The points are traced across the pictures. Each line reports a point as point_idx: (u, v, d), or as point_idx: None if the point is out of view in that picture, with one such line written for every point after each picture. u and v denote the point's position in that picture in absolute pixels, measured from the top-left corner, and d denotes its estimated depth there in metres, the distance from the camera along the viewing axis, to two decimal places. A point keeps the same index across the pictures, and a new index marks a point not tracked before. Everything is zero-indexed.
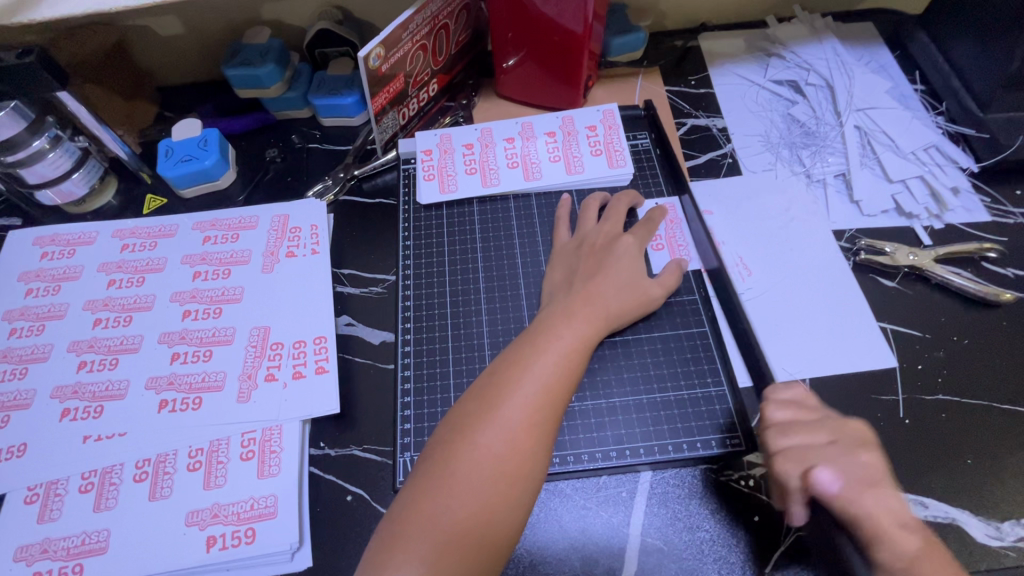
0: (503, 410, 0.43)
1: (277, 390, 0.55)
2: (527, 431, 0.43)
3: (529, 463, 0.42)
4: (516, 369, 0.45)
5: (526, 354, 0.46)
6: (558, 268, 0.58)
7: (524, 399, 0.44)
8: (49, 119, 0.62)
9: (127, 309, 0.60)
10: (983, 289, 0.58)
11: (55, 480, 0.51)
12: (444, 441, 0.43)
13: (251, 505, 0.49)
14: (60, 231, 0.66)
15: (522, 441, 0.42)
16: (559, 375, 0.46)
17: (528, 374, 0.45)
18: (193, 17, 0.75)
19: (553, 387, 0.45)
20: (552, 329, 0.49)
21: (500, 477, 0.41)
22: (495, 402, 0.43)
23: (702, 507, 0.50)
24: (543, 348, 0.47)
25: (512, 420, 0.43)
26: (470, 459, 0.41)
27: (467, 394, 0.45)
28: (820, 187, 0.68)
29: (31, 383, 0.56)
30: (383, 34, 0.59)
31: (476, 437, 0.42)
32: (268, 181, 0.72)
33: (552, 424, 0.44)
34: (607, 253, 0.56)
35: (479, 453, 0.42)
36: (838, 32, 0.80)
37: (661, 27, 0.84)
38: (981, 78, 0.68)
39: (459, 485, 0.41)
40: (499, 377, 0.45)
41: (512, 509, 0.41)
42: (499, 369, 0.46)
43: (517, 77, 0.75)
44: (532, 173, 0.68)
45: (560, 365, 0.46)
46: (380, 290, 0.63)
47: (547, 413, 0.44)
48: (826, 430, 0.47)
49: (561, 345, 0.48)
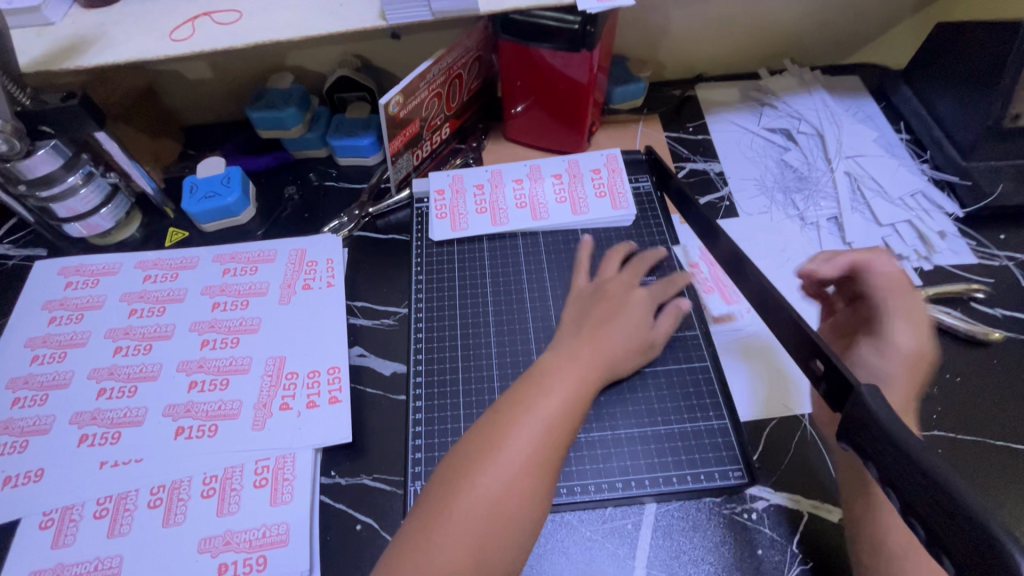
0: (501, 457, 0.43)
1: (291, 418, 0.56)
2: (524, 478, 0.43)
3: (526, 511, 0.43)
4: (515, 413, 0.46)
5: (527, 399, 0.47)
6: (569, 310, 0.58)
7: (522, 444, 0.44)
8: (84, 156, 0.65)
9: (147, 337, 0.62)
10: (973, 328, 0.61)
11: (71, 505, 0.52)
12: (439, 488, 0.43)
13: (263, 532, 0.50)
14: (85, 261, 0.69)
15: (519, 487, 0.43)
16: (559, 420, 0.46)
17: (527, 417, 0.46)
18: (221, 63, 0.80)
19: (555, 433, 0.45)
20: (551, 371, 0.49)
21: (495, 526, 0.42)
22: (493, 449, 0.44)
23: (707, 539, 0.51)
24: (545, 391, 0.48)
25: (509, 467, 0.43)
26: (466, 507, 0.42)
27: (465, 439, 0.46)
28: (814, 229, 0.71)
29: (51, 409, 0.57)
30: (402, 84, 0.63)
31: (475, 485, 0.42)
32: (286, 217, 0.75)
33: (551, 469, 0.45)
34: (620, 304, 0.57)
35: (476, 501, 0.42)
36: (827, 84, 0.85)
37: (661, 77, 0.89)
38: (963, 128, 0.72)
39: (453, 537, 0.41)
40: (496, 424, 0.45)
41: (509, 558, 0.42)
42: (501, 411, 0.46)
43: (525, 122, 0.79)
44: (540, 213, 0.71)
45: (562, 408, 0.47)
46: (392, 322, 0.66)
47: (546, 459, 0.44)
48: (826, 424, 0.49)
49: (561, 390, 0.48)
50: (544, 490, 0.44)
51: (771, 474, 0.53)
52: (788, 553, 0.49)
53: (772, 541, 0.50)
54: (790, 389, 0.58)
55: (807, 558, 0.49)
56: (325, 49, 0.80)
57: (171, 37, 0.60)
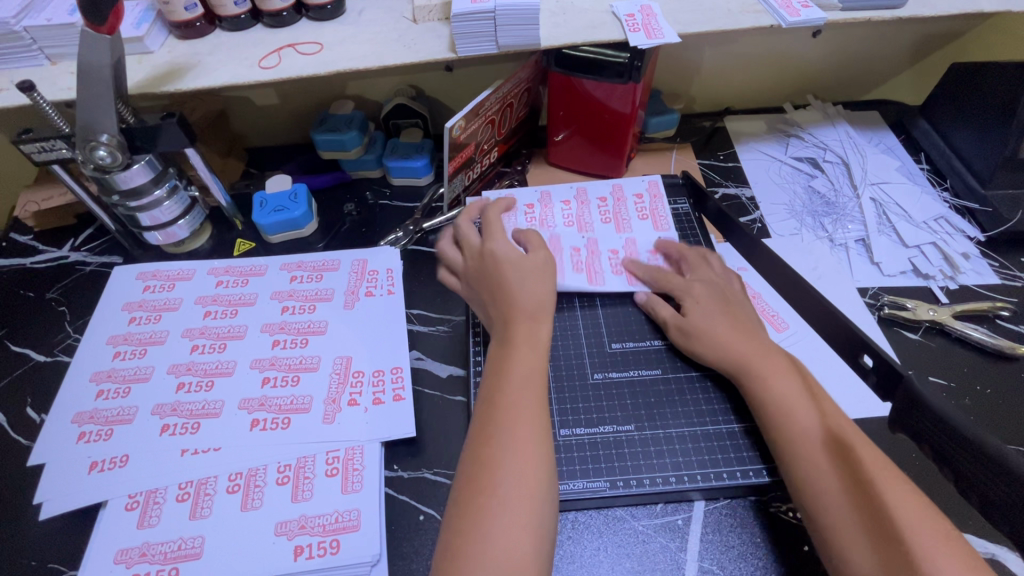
0: (496, 496, 0.45)
1: (359, 413, 0.60)
2: (524, 513, 0.44)
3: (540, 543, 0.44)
4: (491, 446, 0.48)
5: (497, 428, 0.49)
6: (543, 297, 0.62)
7: (512, 477, 0.46)
8: (170, 171, 0.71)
9: (222, 337, 0.66)
10: (1000, 342, 0.64)
11: (154, 489, 0.55)
12: (451, 532, 0.44)
13: (335, 518, 0.53)
14: (161, 268, 0.74)
15: (526, 523, 0.44)
16: (535, 441, 0.48)
17: (506, 449, 0.47)
18: (289, 90, 0.86)
19: (534, 459, 0.47)
20: (510, 394, 0.51)
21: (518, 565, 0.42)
22: (484, 491, 0.45)
23: (754, 535, 0.53)
24: (512, 413, 0.50)
25: (506, 503, 0.45)
26: (480, 551, 0.42)
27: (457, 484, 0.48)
28: (843, 250, 0.75)
29: (134, 401, 0.61)
30: (465, 110, 0.69)
31: (480, 532, 0.43)
32: (345, 231, 0.80)
33: (548, 493, 0.46)
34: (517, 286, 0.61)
35: (487, 543, 0.43)
36: (849, 118, 0.91)
37: (691, 110, 0.96)
38: (981, 158, 0.77)
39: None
40: (478, 464, 0.47)
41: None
42: (478, 446, 0.48)
43: (566, 149, 0.85)
44: (595, 278, 0.69)
45: (531, 433, 0.49)
46: (447, 328, 0.70)
47: (539, 487, 0.46)
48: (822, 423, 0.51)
49: (528, 413, 0.50)
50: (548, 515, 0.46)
51: None
52: None
53: None
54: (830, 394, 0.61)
55: None
56: (384, 79, 0.87)
57: (261, 65, 0.66)
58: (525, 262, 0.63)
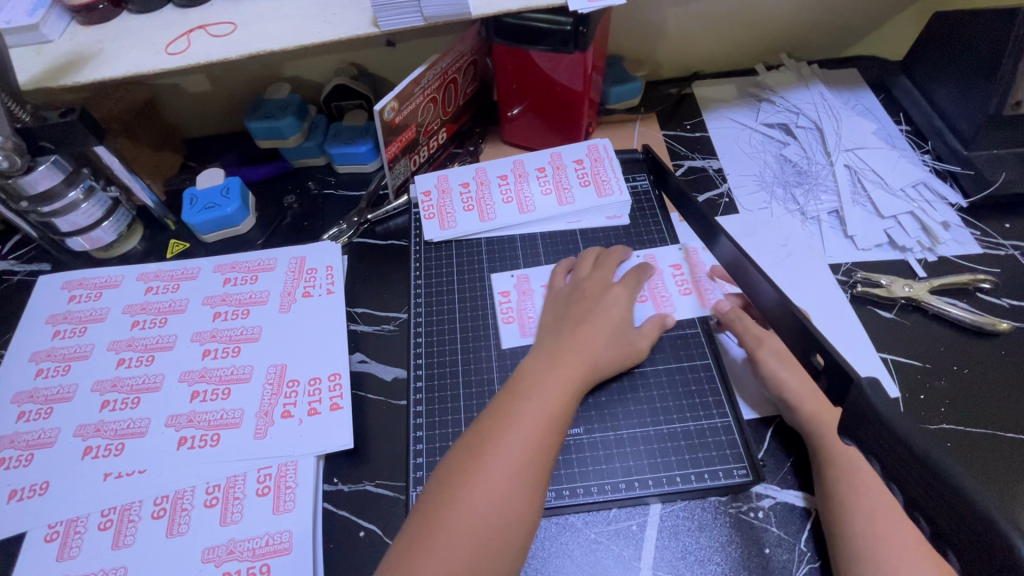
0: (491, 465, 0.43)
1: (293, 426, 0.56)
2: (515, 489, 0.42)
3: (520, 524, 0.42)
4: (502, 422, 0.45)
5: (512, 404, 0.47)
6: (549, 310, 0.60)
7: (511, 452, 0.43)
8: (85, 171, 0.65)
9: (150, 349, 0.62)
10: (980, 319, 0.60)
11: (75, 517, 0.52)
12: (431, 497, 0.42)
13: (266, 541, 0.50)
14: (88, 275, 0.69)
15: (511, 499, 0.42)
16: (548, 423, 0.46)
17: (515, 426, 0.45)
18: (219, 76, 0.80)
19: (541, 438, 0.45)
20: (536, 378, 0.50)
21: (488, 540, 0.40)
22: (479, 458, 0.43)
23: (713, 539, 0.50)
24: (528, 395, 0.48)
25: (499, 478, 0.42)
26: (458, 519, 0.40)
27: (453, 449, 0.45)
28: (815, 224, 0.70)
29: (56, 422, 0.58)
30: (397, 89, 0.64)
31: (464, 498, 0.41)
32: (286, 226, 0.75)
33: (542, 475, 0.44)
34: (597, 299, 0.58)
35: (467, 509, 0.41)
36: (825, 78, 0.85)
37: (657, 76, 0.89)
38: (964, 117, 0.71)
39: (443, 553, 0.39)
40: (482, 433, 0.45)
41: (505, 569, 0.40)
42: (486, 420, 0.46)
43: (521, 125, 0.79)
44: (528, 328, 0.62)
45: (546, 416, 0.47)
46: (392, 327, 0.65)
47: (535, 468, 0.44)
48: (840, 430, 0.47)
49: (547, 394, 0.48)
50: (536, 497, 0.43)
51: (776, 471, 0.53)
52: (797, 551, 0.49)
53: (780, 539, 0.49)
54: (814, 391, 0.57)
55: (816, 557, 0.48)
56: (321, 58, 0.81)
57: (167, 50, 0.60)
58: (614, 295, 0.59)
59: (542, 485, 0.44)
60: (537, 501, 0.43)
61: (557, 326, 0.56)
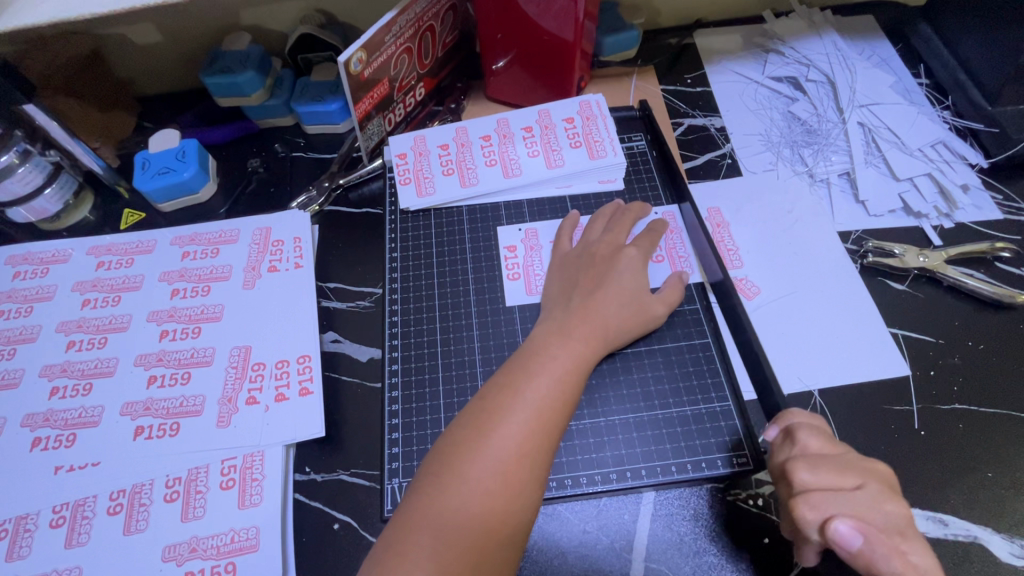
0: (494, 439, 0.41)
1: (258, 413, 0.52)
2: (518, 464, 0.41)
3: (524, 498, 0.40)
4: (507, 397, 0.44)
5: (520, 378, 0.45)
6: (557, 278, 0.55)
7: (516, 427, 0.42)
8: (18, 133, 0.59)
9: (102, 329, 0.57)
10: (999, 291, 0.55)
11: (24, 514, 0.48)
12: (433, 468, 0.41)
13: (231, 538, 0.47)
14: (33, 249, 0.63)
15: (514, 475, 0.41)
16: (557, 397, 0.44)
17: (520, 400, 0.43)
18: (170, 24, 0.72)
19: (547, 412, 0.43)
20: (545, 350, 0.47)
21: (490, 515, 0.39)
22: (483, 432, 0.42)
23: (709, 529, 0.47)
24: (536, 370, 0.46)
25: (504, 453, 0.41)
26: (459, 493, 0.40)
27: (458, 419, 0.44)
28: (824, 187, 0.65)
29: (1, 412, 0.53)
30: (365, 38, 0.57)
31: (466, 471, 0.40)
32: (250, 193, 0.69)
33: (547, 448, 0.43)
34: (610, 266, 0.53)
35: (468, 482, 0.40)
36: (838, 26, 0.78)
37: (656, 25, 0.81)
38: (990, 69, 0.65)
39: (444, 524, 0.39)
40: (486, 407, 0.43)
41: (507, 545, 0.39)
42: (490, 394, 0.44)
43: (506, 80, 0.72)
44: (534, 287, 0.58)
45: (555, 389, 0.45)
46: (368, 304, 0.60)
47: (540, 442, 0.42)
48: (855, 473, 0.41)
49: (558, 366, 0.46)
50: (542, 472, 0.42)
51: None
52: None
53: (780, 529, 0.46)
54: (838, 364, 0.54)
55: None
56: (283, 5, 0.73)
57: None
58: (628, 259, 0.54)
59: (548, 459, 0.42)
60: (542, 475, 0.42)
61: (566, 296, 0.52)
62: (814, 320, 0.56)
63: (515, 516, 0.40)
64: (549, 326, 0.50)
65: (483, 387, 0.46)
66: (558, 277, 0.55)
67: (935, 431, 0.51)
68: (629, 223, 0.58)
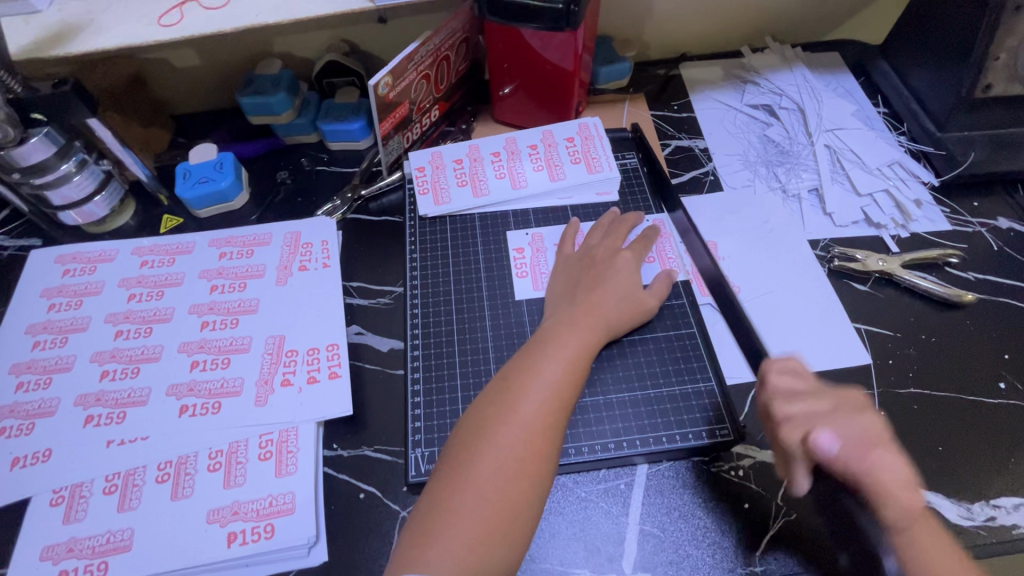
0: (520, 412, 0.48)
1: (292, 394, 0.58)
2: (541, 432, 0.47)
3: (546, 461, 0.47)
4: (527, 376, 0.50)
5: (538, 360, 0.51)
6: (559, 279, 0.62)
7: (538, 402, 0.48)
8: (76, 144, 0.66)
9: (147, 320, 0.63)
10: (947, 291, 0.63)
11: (80, 482, 0.53)
12: (466, 437, 0.47)
13: (270, 502, 0.52)
14: (81, 249, 0.69)
15: (538, 441, 0.47)
16: (570, 375, 0.51)
17: (539, 379, 0.50)
18: (209, 50, 0.80)
19: (563, 389, 0.50)
20: (559, 335, 0.54)
21: (519, 475, 0.45)
22: (510, 406, 0.48)
23: (696, 496, 0.53)
24: (550, 353, 0.52)
25: (529, 423, 0.47)
26: (492, 458, 0.45)
27: (484, 396, 0.50)
28: (795, 202, 0.73)
29: (55, 392, 0.58)
30: (391, 65, 0.65)
31: (498, 439, 0.46)
32: (279, 202, 0.76)
33: (564, 420, 0.49)
34: (604, 265, 0.61)
35: (500, 449, 0.46)
36: (808, 60, 0.87)
37: (645, 57, 0.91)
38: (937, 100, 0.74)
39: (482, 484, 0.44)
40: (510, 387, 0.50)
41: (534, 501, 0.45)
42: (512, 373, 0.51)
43: (512, 104, 0.80)
44: (539, 283, 0.65)
45: (567, 368, 0.51)
46: (388, 300, 0.67)
47: (559, 413, 0.49)
48: (829, 398, 0.49)
49: (567, 350, 0.53)
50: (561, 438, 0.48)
51: (757, 432, 0.56)
52: (773, 506, 0.52)
53: (758, 496, 0.53)
54: (808, 354, 0.61)
55: (790, 511, 0.52)
56: (312, 35, 0.81)
57: (159, 22, 0.60)
58: (621, 260, 0.61)
59: (564, 428, 0.49)
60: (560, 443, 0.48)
61: (570, 292, 0.59)
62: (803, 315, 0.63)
63: (540, 477, 0.46)
64: (558, 316, 0.57)
65: (505, 367, 0.52)
66: (563, 274, 0.62)
67: (893, 412, 0.57)
68: (624, 229, 0.65)
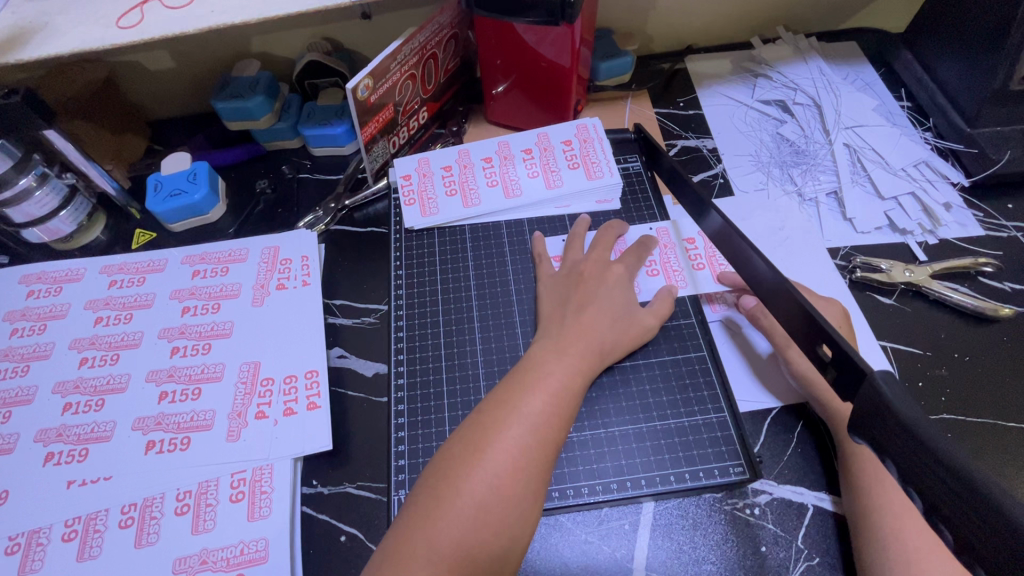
0: (490, 455, 0.43)
1: (267, 427, 0.53)
2: (513, 477, 0.42)
3: (515, 510, 0.41)
4: (505, 413, 0.45)
5: (516, 394, 0.46)
6: (549, 299, 0.57)
7: (511, 443, 0.43)
8: (36, 157, 0.61)
9: (115, 347, 0.58)
10: (982, 304, 0.58)
11: (37, 528, 0.49)
12: (431, 483, 0.42)
13: (241, 549, 0.48)
14: (47, 268, 0.64)
15: (508, 487, 0.42)
16: (554, 412, 0.46)
17: (518, 415, 0.45)
18: (183, 51, 0.75)
19: (543, 428, 0.45)
20: (542, 366, 0.49)
21: (483, 527, 0.40)
22: (480, 447, 0.43)
23: (708, 538, 0.48)
24: (531, 386, 0.47)
25: (499, 466, 0.42)
26: (456, 506, 0.41)
27: (457, 433, 0.45)
28: (813, 206, 0.68)
29: (15, 427, 0.54)
30: (371, 65, 0.60)
31: (463, 485, 0.41)
32: (258, 213, 0.71)
33: (544, 464, 0.44)
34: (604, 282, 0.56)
35: (465, 496, 0.41)
36: (824, 51, 0.81)
37: (649, 50, 0.85)
38: (967, 93, 0.68)
39: (440, 536, 0.39)
40: (488, 420, 0.45)
41: (499, 555, 0.40)
42: (488, 409, 0.46)
43: (506, 104, 0.75)
44: None
45: (550, 404, 0.46)
46: (373, 320, 0.62)
47: (536, 457, 0.44)
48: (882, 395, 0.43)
49: (552, 383, 0.48)
50: (539, 484, 0.43)
51: (773, 465, 0.51)
52: (794, 549, 0.47)
53: (777, 537, 0.48)
54: None
55: (813, 554, 0.47)
56: (291, 33, 0.76)
57: (118, 24, 0.55)
58: (614, 275, 0.57)
59: (544, 471, 0.44)
60: (536, 491, 0.43)
61: (558, 314, 0.54)
62: (836, 320, 0.55)
63: (505, 529, 0.41)
64: (547, 340, 0.52)
65: (480, 402, 0.47)
66: (552, 293, 0.57)
67: None
68: (611, 239, 0.61)
